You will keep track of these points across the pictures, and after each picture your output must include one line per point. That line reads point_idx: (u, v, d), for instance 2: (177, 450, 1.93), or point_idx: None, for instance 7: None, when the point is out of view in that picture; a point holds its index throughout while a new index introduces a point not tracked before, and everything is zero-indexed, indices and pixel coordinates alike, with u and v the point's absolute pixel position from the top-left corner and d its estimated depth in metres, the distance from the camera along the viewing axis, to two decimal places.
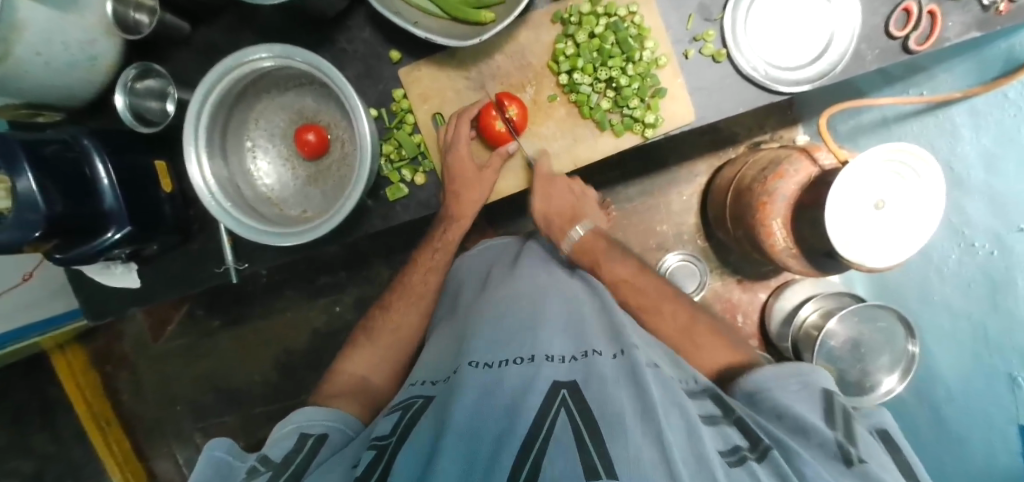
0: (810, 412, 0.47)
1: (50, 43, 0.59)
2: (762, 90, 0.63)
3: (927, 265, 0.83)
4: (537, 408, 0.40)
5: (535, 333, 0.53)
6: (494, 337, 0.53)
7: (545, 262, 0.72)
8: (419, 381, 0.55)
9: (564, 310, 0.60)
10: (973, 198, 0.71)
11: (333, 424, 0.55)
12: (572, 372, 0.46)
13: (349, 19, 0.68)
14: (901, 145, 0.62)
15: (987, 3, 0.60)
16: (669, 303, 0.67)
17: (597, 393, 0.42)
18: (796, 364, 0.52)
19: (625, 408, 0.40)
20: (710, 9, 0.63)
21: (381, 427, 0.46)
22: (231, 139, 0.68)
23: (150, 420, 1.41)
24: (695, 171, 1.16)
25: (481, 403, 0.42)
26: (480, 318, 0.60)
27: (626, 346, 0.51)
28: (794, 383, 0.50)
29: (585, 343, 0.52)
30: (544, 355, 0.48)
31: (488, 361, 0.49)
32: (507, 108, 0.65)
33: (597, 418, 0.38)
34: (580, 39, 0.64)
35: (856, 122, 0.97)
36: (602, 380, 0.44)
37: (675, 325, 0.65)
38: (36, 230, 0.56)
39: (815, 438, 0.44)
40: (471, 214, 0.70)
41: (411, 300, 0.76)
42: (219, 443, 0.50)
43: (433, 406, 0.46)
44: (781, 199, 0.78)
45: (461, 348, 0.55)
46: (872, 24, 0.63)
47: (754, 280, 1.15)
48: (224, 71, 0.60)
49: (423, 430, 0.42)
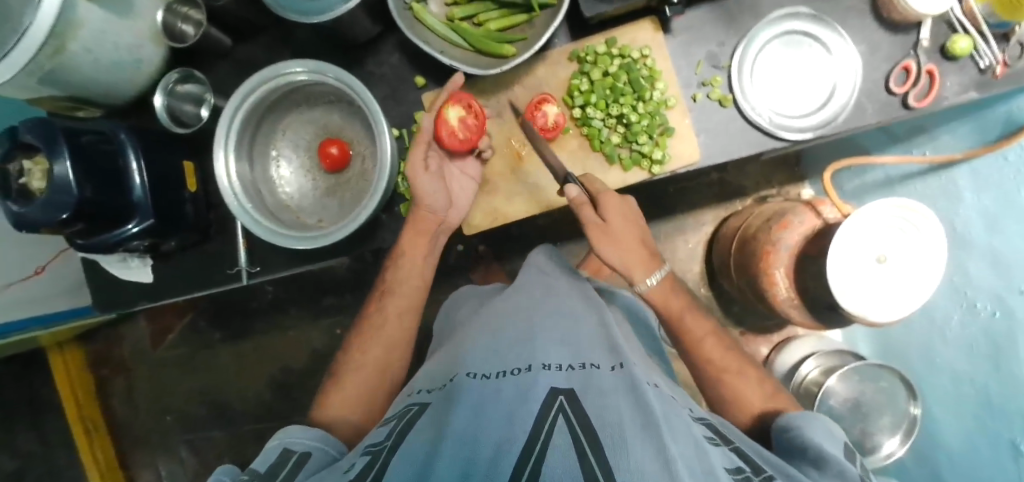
0: (833, 447, 0.47)
1: (100, 42, 0.63)
2: (766, 135, 0.66)
3: (931, 324, 0.84)
4: (536, 415, 0.42)
5: (535, 347, 0.54)
6: (494, 351, 0.56)
7: (546, 278, 0.75)
8: (415, 391, 0.56)
9: (568, 325, 0.61)
10: (976, 259, 0.72)
11: (316, 442, 0.54)
12: (570, 380, 0.48)
13: (380, 45, 0.72)
14: (906, 201, 0.65)
15: (983, 67, 0.63)
16: (754, 371, 0.63)
17: (595, 403, 0.43)
18: (812, 412, 0.54)
19: (625, 421, 0.41)
20: (719, 57, 0.67)
21: (374, 436, 0.48)
22: (259, 146, 0.71)
23: (140, 427, 1.40)
24: (701, 220, 1.18)
25: (479, 411, 0.44)
26: (482, 334, 0.61)
27: (624, 361, 0.53)
28: (813, 423, 0.52)
29: (582, 356, 0.54)
30: (541, 364, 0.51)
31: (485, 372, 0.52)
32: (546, 109, 0.69)
33: (596, 430, 0.39)
34: (594, 76, 0.68)
35: (861, 181, 1.00)
36: (600, 392, 0.46)
37: (761, 394, 0.61)
38: (65, 212, 0.59)
39: (833, 469, 0.44)
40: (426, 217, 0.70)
41: (387, 339, 0.71)
42: (225, 471, 0.49)
43: (430, 415, 0.48)
44: (784, 249, 0.80)
45: (461, 358, 0.58)
46: (873, 79, 0.66)
47: (757, 334, 1.17)
48: (262, 80, 0.65)
49: (421, 439, 0.43)
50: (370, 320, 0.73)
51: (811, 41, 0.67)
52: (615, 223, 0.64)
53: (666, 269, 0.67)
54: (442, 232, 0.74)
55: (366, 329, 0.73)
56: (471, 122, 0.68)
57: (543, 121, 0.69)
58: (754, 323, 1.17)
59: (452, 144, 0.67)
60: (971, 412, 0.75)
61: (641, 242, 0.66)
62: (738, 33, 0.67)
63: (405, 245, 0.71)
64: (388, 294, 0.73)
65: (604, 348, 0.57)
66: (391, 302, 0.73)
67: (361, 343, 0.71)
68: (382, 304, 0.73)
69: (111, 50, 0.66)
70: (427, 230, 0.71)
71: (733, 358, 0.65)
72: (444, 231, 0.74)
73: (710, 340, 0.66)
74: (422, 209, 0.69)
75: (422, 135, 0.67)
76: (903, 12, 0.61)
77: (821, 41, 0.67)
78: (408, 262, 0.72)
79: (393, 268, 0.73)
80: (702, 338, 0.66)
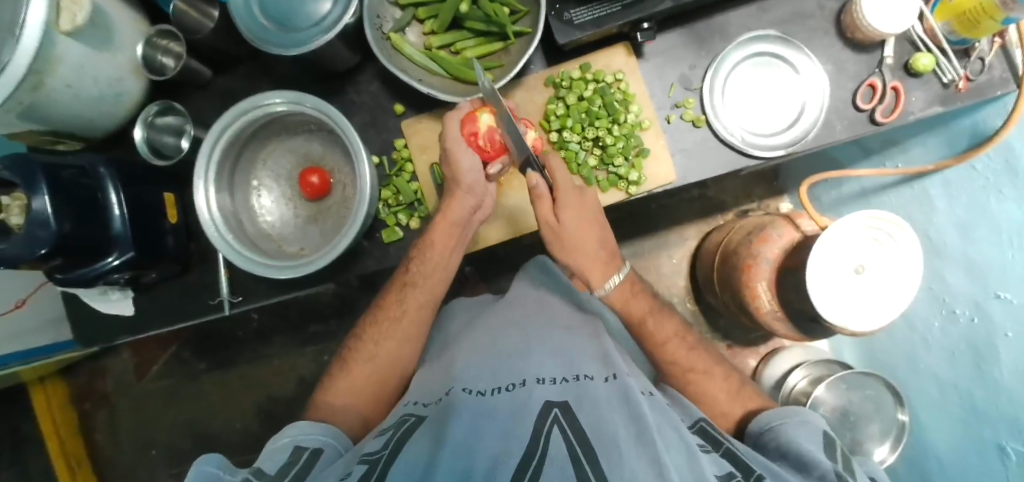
0: (809, 445, 0.47)
1: (80, 77, 0.64)
2: (739, 154, 0.68)
3: (912, 333, 0.85)
4: (532, 427, 0.42)
5: (529, 360, 0.55)
6: (488, 365, 0.55)
7: (536, 290, 0.74)
8: (411, 402, 0.56)
9: (557, 339, 0.60)
10: (952, 266, 0.73)
11: (328, 438, 0.54)
12: (563, 392, 0.48)
13: (359, 74, 0.73)
14: (879, 213, 0.66)
15: (946, 81, 0.66)
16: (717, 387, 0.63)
17: (590, 415, 0.44)
18: (794, 408, 0.54)
19: (619, 433, 0.42)
20: (690, 80, 0.70)
21: (371, 446, 0.47)
22: (239, 177, 0.72)
23: (124, 462, 1.37)
24: (684, 236, 1.20)
25: (478, 422, 0.44)
26: (476, 348, 0.61)
27: (617, 370, 0.54)
28: (795, 421, 0.52)
29: (576, 368, 0.54)
30: (535, 378, 0.51)
31: (481, 388, 0.51)
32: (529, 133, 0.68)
33: (591, 440, 0.40)
34: (569, 101, 0.69)
35: (837, 193, 1.02)
36: (593, 404, 0.46)
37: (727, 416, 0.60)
38: (42, 248, 0.58)
39: (816, 472, 0.44)
40: (464, 194, 0.65)
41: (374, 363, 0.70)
42: (210, 459, 0.48)
43: (427, 427, 0.47)
44: (765, 263, 0.80)
45: (455, 372, 0.57)
46: (841, 97, 0.68)
47: (744, 347, 1.17)
48: (241, 111, 0.66)
49: (416, 451, 0.43)
50: (387, 313, 0.70)
51: (779, 62, 0.69)
52: (565, 227, 0.62)
53: (626, 271, 0.67)
54: (476, 219, 0.69)
55: (363, 342, 0.70)
56: (498, 137, 0.64)
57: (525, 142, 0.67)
58: (741, 337, 1.18)
59: (467, 143, 0.63)
60: (958, 418, 0.75)
61: (600, 245, 0.65)
62: (709, 56, 0.70)
63: (433, 234, 0.67)
64: (409, 286, 0.69)
65: (596, 360, 0.57)
66: (412, 295, 0.69)
67: (368, 339, 0.69)
68: (403, 295, 0.70)
69: (91, 85, 0.67)
70: (459, 222, 0.66)
71: (700, 358, 0.64)
72: (478, 221, 0.69)
73: (669, 361, 0.65)
74: (458, 193, 0.65)
75: (449, 123, 0.63)
76: (866, 32, 0.64)
77: (789, 62, 0.69)
78: (435, 254, 0.68)
79: (418, 259, 0.69)
80: (664, 341, 0.65)
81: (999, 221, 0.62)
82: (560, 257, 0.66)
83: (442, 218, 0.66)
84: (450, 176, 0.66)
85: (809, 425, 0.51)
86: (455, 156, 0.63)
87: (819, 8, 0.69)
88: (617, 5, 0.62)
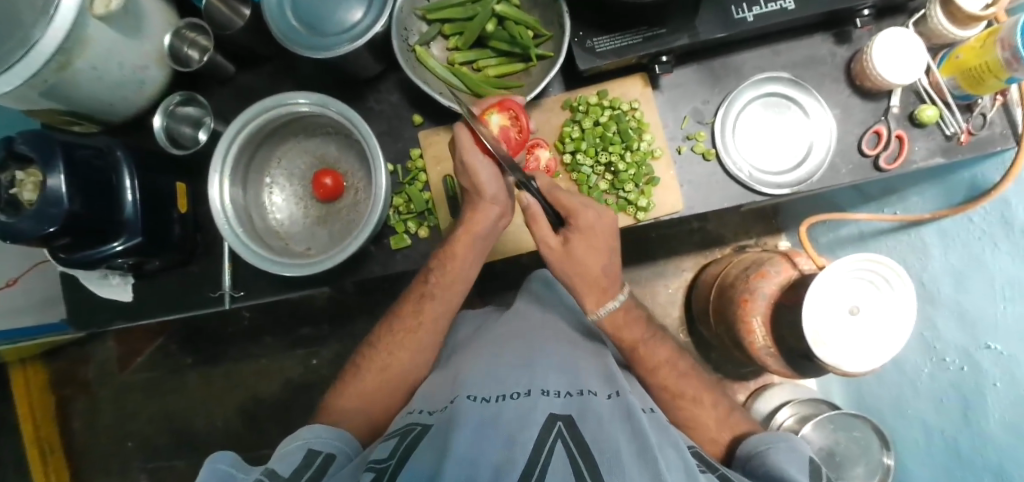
0: (796, 472, 0.48)
1: (106, 61, 0.65)
2: (746, 189, 0.70)
3: (902, 377, 0.86)
4: (535, 440, 0.42)
5: (534, 373, 0.55)
6: (492, 374, 0.56)
7: (542, 305, 0.74)
8: (418, 410, 0.56)
9: (558, 354, 0.61)
10: (943, 313, 0.75)
11: (339, 443, 0.54)
12: (567, 405, 0.49)
13: (381, 83, 0.75)
14: (864, 257, 0.68)
15: (949, 133, 0.68)
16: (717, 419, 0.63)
17: (593, 431, 0.45)
18: (786, 436, 0.55)
19: (623, 452, 0.43)
20: (703, 114, 0.72)
21: (378, 452, 0.47)
22: (253, 173, 0.73)
23: (99, 452, 1.35)
24: (682, 267, 1.21)
25: (483, 433, 0.44)
26: (478, 360, 0.61)
27: (620, 388, 0.55)
28: (785, 448, 0.52)
29: (581, 383, 0.55)
30: (539, 389, 0.52)
31: (486, 396, 0.51)
32: (537, 154, 0.71)
33: (595, 458, 0.41)
34: (585, 125, 0.71)
35: (835, 235, 1.04)
36: (596, 420, 0.47)
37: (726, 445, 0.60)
38: (51, 226, 0.58)
39: None
40: (491, 193, 0.63)
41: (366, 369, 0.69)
42: (224, 457, 0.49)
43: (434, 435, 0.47)
44: (762, 298, 0.82)
45: (460, 381, 0.57)
46: (847, 141, 0.70)
47: (734, 381, 1.18)
48: (263, 109, 0.67)
49: (424, 460, 0.43)
50: (403, 323, 0.70)
51: (790, 104, 0.72)
52: (576, 252, 0.60)
53: (624, 296, 0.65)
54: (502, 227, 0.67)
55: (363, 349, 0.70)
56: (511, 134, 0.64)
57: (537, 164, 0.71)
58: (730, 371, 1.19)
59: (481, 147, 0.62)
60: (941, 465, 0.76)
61: (606, 273, 0.62)
62: (721, 93, 0.72)
63: (455, 246, 0.66)
64: (427, 299, 0.69)
65: (600, 377, 0.58)
66: (416, 297, 0.69)
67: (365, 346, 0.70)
68: (420, 308, 0.69)
69: (116, 69, 0.68)
70: (483, 235, 0.65)
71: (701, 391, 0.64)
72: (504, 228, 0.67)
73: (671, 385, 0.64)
74: (482, 205, 0.64)
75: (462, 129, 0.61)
76: (875, 81, 0.66)
77: (799, 105, 0.71)
78: (457, 266, 0.67)
79: (438, 270, 0.68)
80: (668, 374, 0.65)
81: (993, 274, 0.63)
82: (558, 272, 0.62)
83: (465, 228, 0.65)
84: (472, 194, 0.65)
85: (796, 452, 0.52)
86: (474, 169, 0.62)
87: (830, 55, 0.71)
88: (638, 37, 0.64)
